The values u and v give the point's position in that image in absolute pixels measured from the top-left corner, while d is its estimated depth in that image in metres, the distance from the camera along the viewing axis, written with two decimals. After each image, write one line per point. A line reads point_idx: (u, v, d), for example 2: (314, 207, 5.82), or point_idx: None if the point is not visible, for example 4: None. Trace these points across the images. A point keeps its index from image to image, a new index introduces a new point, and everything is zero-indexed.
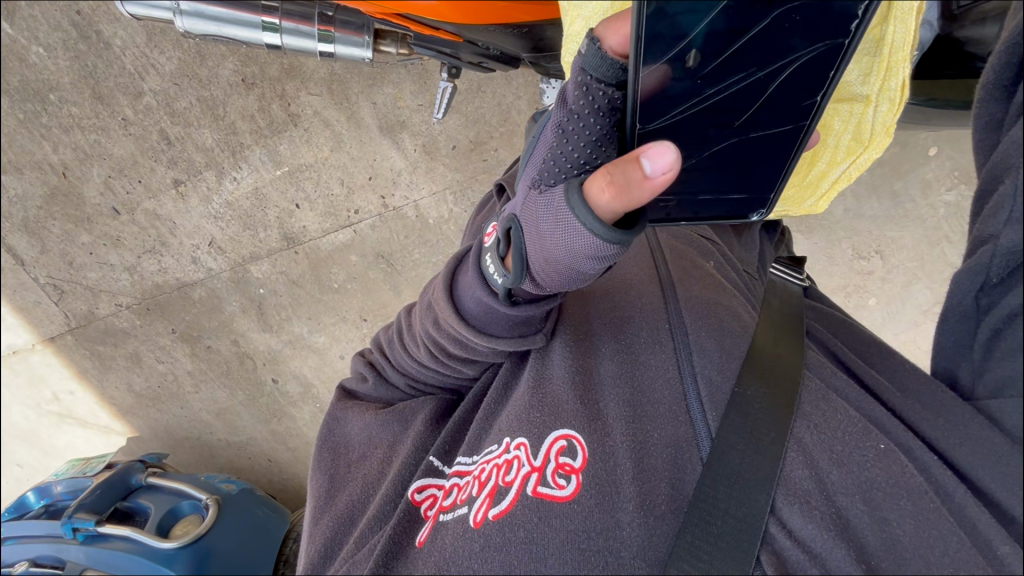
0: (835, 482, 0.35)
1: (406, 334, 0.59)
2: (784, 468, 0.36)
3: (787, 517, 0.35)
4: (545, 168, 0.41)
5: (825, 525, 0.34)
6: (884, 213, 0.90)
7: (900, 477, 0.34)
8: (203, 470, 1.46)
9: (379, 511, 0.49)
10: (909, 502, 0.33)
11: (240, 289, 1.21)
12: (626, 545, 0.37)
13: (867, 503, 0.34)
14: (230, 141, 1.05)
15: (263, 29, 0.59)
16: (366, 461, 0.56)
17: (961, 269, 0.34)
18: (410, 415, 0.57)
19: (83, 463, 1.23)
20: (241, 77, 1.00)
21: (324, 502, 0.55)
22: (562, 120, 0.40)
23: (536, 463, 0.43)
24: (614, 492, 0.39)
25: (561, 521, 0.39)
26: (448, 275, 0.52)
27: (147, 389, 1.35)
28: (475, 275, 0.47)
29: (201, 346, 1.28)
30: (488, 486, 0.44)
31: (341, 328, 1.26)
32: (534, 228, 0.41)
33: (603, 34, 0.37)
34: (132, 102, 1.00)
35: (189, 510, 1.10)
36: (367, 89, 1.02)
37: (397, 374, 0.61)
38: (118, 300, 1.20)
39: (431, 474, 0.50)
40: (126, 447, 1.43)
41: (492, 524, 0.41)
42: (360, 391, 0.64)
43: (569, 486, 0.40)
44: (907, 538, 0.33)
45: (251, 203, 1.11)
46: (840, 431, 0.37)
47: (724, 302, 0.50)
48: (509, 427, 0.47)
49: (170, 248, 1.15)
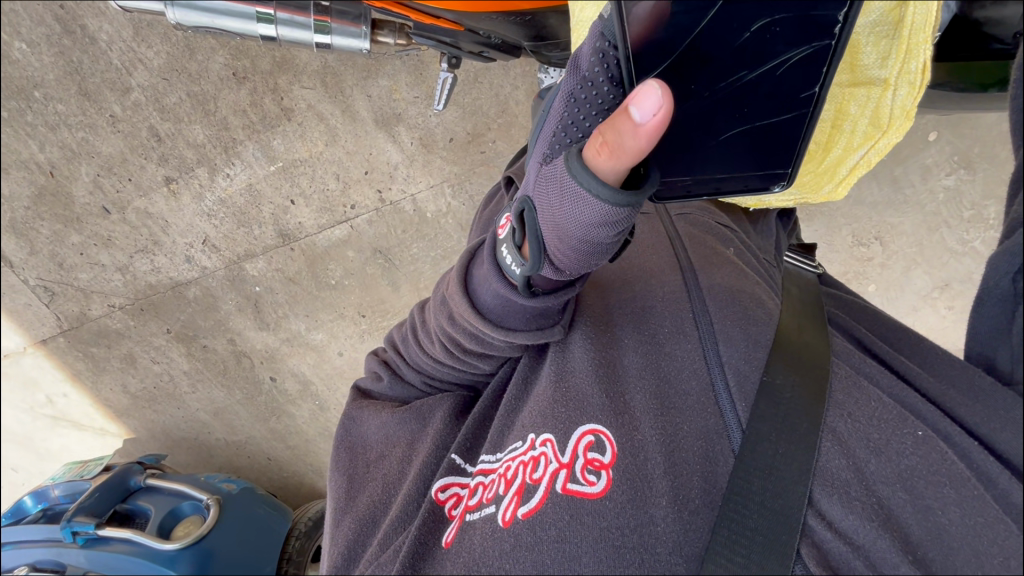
0: (874, 472, 0.35)
1: (420, 331, 0.58)
2: (820, 459, 0.36)
3: (827, 509, 0.35)
4: (555, 140, 0.41)
5: (867, 515, 0.34)
6: (885, 199, 0.90)
7: (940, 465, 0.34)
8: (202, 470, 1.45)
9: (402, 512, 0.49)
10: (952, 491, 0.33)
11: (236, 287, 1.20)
12: (662, 541, 0.36)
13: (909, 492, 0.34)
14: (222, 137, 1.03)
15: (258, 21, 0.58)
16: (385, 460, 0.56)
17: (998, 250, 0.34)
18: (428, 412, 0.57)
19: (80, 466, 1.20)
20: (232, 70, 0.98)
21: (345, 504, 0.54)
22: (574, 88, 0.40)
23: (564, 460, 0.42)
24: (646, 487, 0.39)
25: (594, 518, 0.39)
26: (461, 267, 0.51)
27: (142, 390, 1.34)
28: (491, 265, 0.46)
29: (197, 345, 1.27)
30: (516, 484, 0.43)
31: (339, 325, 1.25)
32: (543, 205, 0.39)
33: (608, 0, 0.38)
34: (120, 99, 0.98)
35: (189, 511, 1.10)
36: (362, 81, 1.00)
37: (414, 373, 0.60)
38: (110, 300, 1.18)
39: (454, 472, 0.50)
40: (123, 449, 1.42)
41: (522, 522, 0.41)
42: (374, 391, 0.64)
43: (600, 482, 0.40)
44: (953, 526, 0.33)
45: (245, 200, 1.10)
46: (875, 419, 0.37)
47: (747, 289, 0.50)
48: (533, 424, 0.46)
49: (163, 247, 1.14)
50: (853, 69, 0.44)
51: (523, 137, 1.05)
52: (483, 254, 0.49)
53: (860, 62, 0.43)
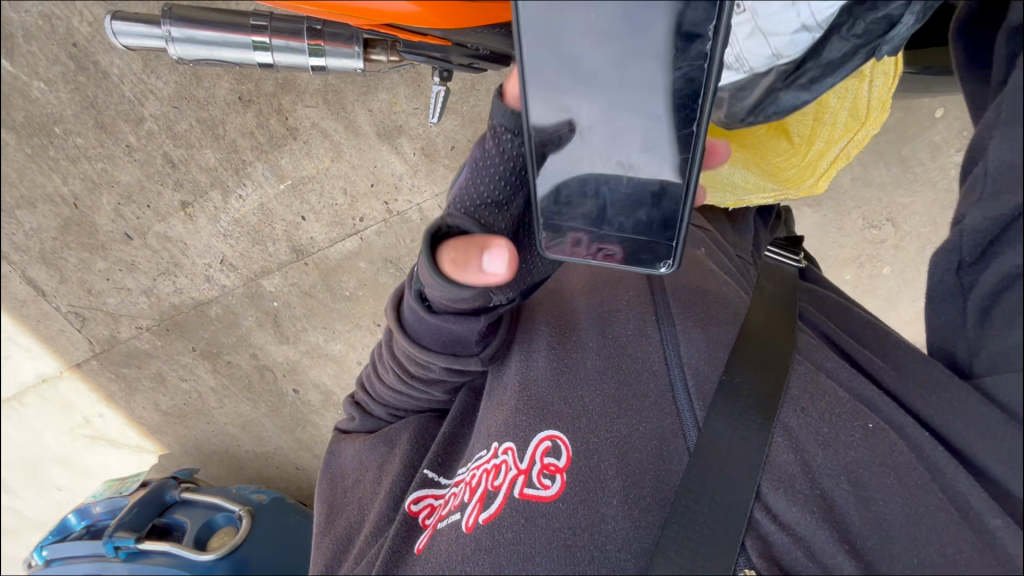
0: (821, 465, 0.39)
1: (377, 363, 0.63)
2: (772, 454, 0.40)
3: (773, 502, 0.39)
4: (457, 197, 0.51)
5: (808, 508, 0.38)
6: (894, 179, 0.89)
7: (886, 455, 0.39)
8: (234, 481, 1.50)
9: (375, 527, 0.54)
10: (895, 480, 0.38)
11: (254, 304, 1.23)
12: (612, 538, 0.40)
13: (853, 484, 0.38)
14: (232, 159, 1.06)
15: (254, 49, 0.60)
16: (360, 484, 0.61)
17: (943, 254, 0.40)
18: (395, 435, 0.61)
19: (119, 483, 1.25)
20: (237, 95, 1.00)
21: (327, 526, 0.60)
22: (477, 158, 0.51)
23: (522, 466, 0.46)
24: (600, 488, 0.42)
25: (547, 520, 0.42)
26: (393, 298, 0.57)
27: (173, 407, 1.38)
28: (408, 288, 0.55)
29: (221, 361, 1.31)
30: (478, 492, 0.47)
31: (356, 335, 1.28)
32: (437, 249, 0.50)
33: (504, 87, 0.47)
34: (135, 129, 1.02)
35: (223, 523, 1.13)
36: (362, 96, 1.02)
37: (379, 407, 0.65)
38: (138, 322, 1.23)
39: (428, 485, 0.54)
40: (158, 465, 1.47)
41: (483, 527, 0.44)
42: (350, 429, 0.68)
43: (554, 485, 0.44)
44: (892, 515, 0.37)
45: (258, 219, 1.13)
46: (826, 416, 0.41)
47: (715, 292, 0.53)
48: (498, 433, 0.50)
49: (183, 268, 1.17)
50: None
51: None
52: (408, 284, 0.55)
53: None
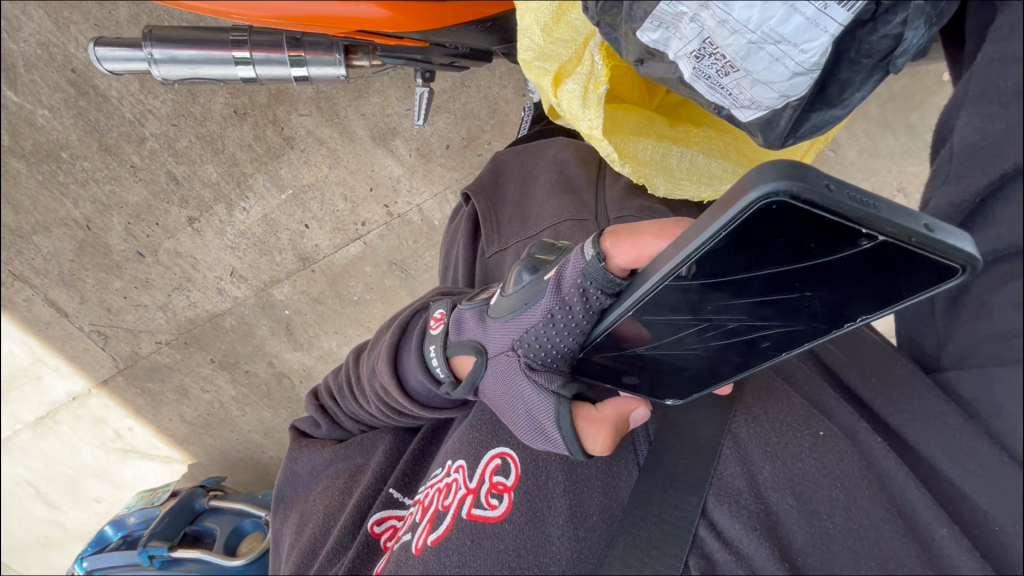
0: (767, 479, 0.45)
1: (355, 391, 0.72)
2: (720, 469, 0.46)
3: (717, 518, 0.44)
4: (529, 340, 0.49)
5: (751, 524, 0.43)
6: (902, 148, 0.85)
7: (832, 468, 0.43)
8: (261, 486, 1.53)
9: (340, 542, 0.63)
10: (840, 493, 0.42)
11: (267, 313, 1.25)
12: (555, 558, 0.47)
13: (796, 498, 0.43)
14: (233, 173, 1.07)
15: (236, 65, 0.60)
16: (327, 494, 0.70)
17: None
18: (370, 446, 0.73)
19: (151, 494, 1.28)
20: (233, 108, 1.01)
21: (296, 539, 0.69)
22: (553, 308, 0.46)
23: (471, 486, 0.55)
24: (547, 507, 0.50)
25: (494, 537, 0.50)
26: (392, 353, 0.64)
27: (197, 418, 1.41)
28: (419, 361, 0.60)
29: (239, 371, 1.33)
30: (430, 512, 0.56)
31: (367, 338, 1.29)
32: (497, 380, 0.52)
33: (611, 250, 0.42)
34: (137, 149, 1.03)
35: (251, 528, 1.17)
36: (354, 101, 1.02)
37: (350, 421, 0.76)
38: (157, 337, 1.25)
39: (391, 505, 0.64)
40: (188, 474, 1.50)
41: (432, 545, 0.53)
42: (315, 434, 0.78)
43: (500, 506, 0.52)
44: (835, 530, 0.41)
45: (263, 230, 1.14)
46: (782, 426, 0.46)
47: None
48: (453, 452, 0.60)
49: (196, 283, 1.19)
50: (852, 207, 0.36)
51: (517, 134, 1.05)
52: (413, 346, 0.62)
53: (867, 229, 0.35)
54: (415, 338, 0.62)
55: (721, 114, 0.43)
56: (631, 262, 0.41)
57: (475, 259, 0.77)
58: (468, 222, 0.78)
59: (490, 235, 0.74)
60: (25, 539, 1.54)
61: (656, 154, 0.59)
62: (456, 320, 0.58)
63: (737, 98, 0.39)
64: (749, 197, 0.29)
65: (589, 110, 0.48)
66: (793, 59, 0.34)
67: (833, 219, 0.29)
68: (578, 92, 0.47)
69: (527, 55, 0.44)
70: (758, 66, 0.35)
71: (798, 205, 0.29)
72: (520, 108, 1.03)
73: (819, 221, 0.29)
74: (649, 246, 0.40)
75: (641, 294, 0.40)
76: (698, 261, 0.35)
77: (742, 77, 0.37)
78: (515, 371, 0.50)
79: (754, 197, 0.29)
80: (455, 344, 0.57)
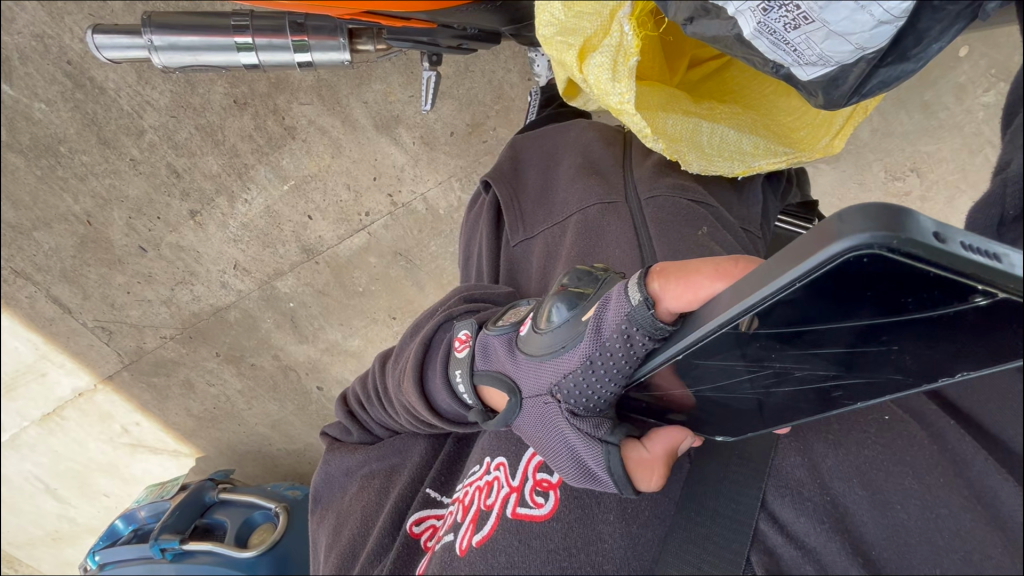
0: (832, 468, 0.42)
1: (383, 399, 0.71)
2: (780, 462, 0.45)
3: (779, 513, 0.43)
4: (566, 385, 0.46)
5: (819, 517, 0.41)
6: (916, 127, 0.84)
7: (903, 454, 0.39)
8: (270, 479, 1.53)
9: (380, 543, 0.64)
10: (912, 479, 0.38)
11: (272, 306, 1.24)
12: (609, 557, 0.47)
13: (865, 487, 0.40)
14: (234, 164, 1.06)
15: (239, 50, 0.58)
16: (364, 493, 0.70)
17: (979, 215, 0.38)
18: (403, 448, 0.72)
19: (161, 487, 1.28)
20: (232, 98, 1.00)
21: (333, 540, 0.69)
22: (592, 354, 0.43)
23: (515, 484, 0.56)
24: (595, 504, 0.51)
25: (542, 535, 0.51)
26: (417, 371, 0.63)
27: (204, 412, 1.40)
28: (448, 384, 0.59)
29: (245, 364, 1.33)
30: (472, 512, 0.57)
31: (372, 329, 1.28)
32: (537, 424, 0.49)
33: (661, 294, 0.38)
34: (137, 142, 1.02)
35: (261, 520, 1.16)
36: (356, 89, 1.00)
37: (379, 427, 0.74)
38: (162, 332, 1.25)
39: (429, 505, 0.65)
40: (196, 468, 1.50)
41: (476, 548, 0.53)
42: (345, 438, 0.78)
43: (546, 504, 0.52)
44: (911, 520, 0.37)
45: (266, 222, 1.13)
46: (842, 415, 0.44)
47: None
48: (494, 449, 0.61)
49: (199, 276, 1.18)
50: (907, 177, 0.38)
51: (523, 121, 1.04)
52: (439, 367, 0.61)
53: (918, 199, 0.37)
54: (443, 360, 0.61)
55: (779, 74, 0.43)
56: (681, 307, 0.38)
57: (500, 247, 0.76)
58: (490, 212, 0.76)
59: (514, 223, 0.73)
60: (36, 535, 1.55)
61: (684, 129, 0.59)
62: (484, 348, 0.56)
63: (803, 54, 0.39)
64: (836, 248, 0.26)
65: (619, 83, 0.46)
66: (880, 7, 0.34)
67: (940, 274, 0.26)
68: (606, 65, 0.46)
69: (546, 30, 0.45)
70: (838, 15, 0.36)
71: (894, 259, 0.26)
72: (525, 92, 1.02)
73: (921, 277, 0.26)
74: (700, 288, 0.36)
75: (694, 342, 0.37)
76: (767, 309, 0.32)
77: (816, 29, 0.37)
78: (554, 414, 0.47)
79: (841, 249, 0.26)
80: (490, 375, 0.55)
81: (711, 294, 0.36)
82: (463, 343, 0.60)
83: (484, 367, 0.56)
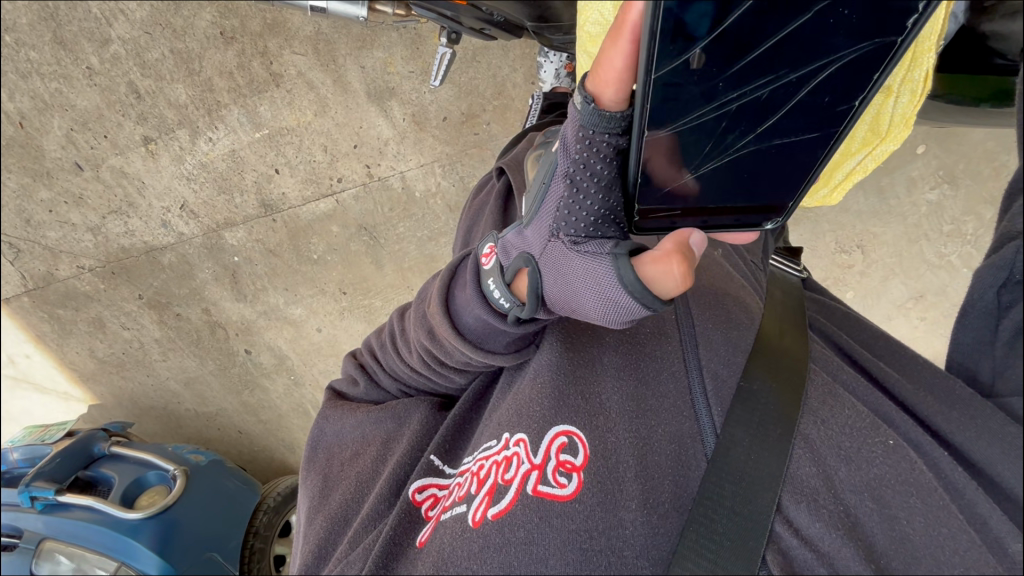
0: (843, 480, 0.35)
1: (399, 340, 0.59)
2: (791, 465, 0.36)
3: (794, 516, 0.34)
4: (559, 216, 0.42)
5: (834, 524, 0.33)
6: (870, 209, 0.93)
7: (908, 475, 0.34)
8: (170, 439, 1.42)
9: (373, 511, 0.50)
10: (918, 501, 0.33)
11: (213, 257, 1.16)
12: (630, 544, 0.36)
13: (875, 501, 0.34)
14: (206, 99, 0.99)
15: None
16: (360, 458, 0.57)
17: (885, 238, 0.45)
18: (404, 413, 0.58)
19: (41, 430, 1.10)
20: (219, 30, 0.94)
21: (319, 502, 0.56)
22: (570, 171, 0.41)
23: (536, 461, 0.42)
24: (617, 491, 0.38)
25: (562, 521, 0.38)
26: (443, 288, 0.52)
27: (110, 355, 1.28)
28: (475, 294, 0.47)
29: (169, 313, 1.23)
30: (487, 484, 0.43)
31: (319, 300, 1.23)
32: (560, 281, 0.42)
33: (596, 90, 0.37)
34: (98, 50, 0.92)
35: (154, 481, 1.05)
36: (356, 52, 0.97)
37: (389, 379, 0.62)
38: (80, 262, 1.11)
39: (432, 474, 0.50)
40: (87, 416, 1.36)
41: (492, 523, 0.40)
42: (351, 393, 0.65)
43: (570, 484, 0.39)
44: (918, 536, 0.32)
45: (227, 166, 1.06)
46: (849, 427, 0.36)
47: (732, 294, 0.50)
48: (509, 422, 0.46)
49: (138, 210, 1.08)
50: (877, 116, 0.48)
51: (519, 122, 1.04)
52: (467, 279, 0.50)
53: (885, 111, 0.47)
54: (468, 272, 0.50)
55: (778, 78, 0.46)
56: (620, 91, 0.36)
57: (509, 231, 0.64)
58: (498, 196, 0.68)
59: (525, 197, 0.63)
60: None
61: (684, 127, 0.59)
62: (497, 245, 0.48)
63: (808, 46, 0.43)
64: None
65: None
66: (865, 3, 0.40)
67: None
68: None
69: (592, 28, 0.45)
70: None
71: None
72: (526, 96, 1.02)
73: None
74: (613, 59, 0.34)
75: (641, 101, 0.34)
76: (671, 15, 0.31)
77: None
78: (560, 256, 0.42)
79: None
80: (505, 266, 0.46)
81: (627, 55, 0.33)
82: (486, 259, 0.49)
83: (500, 262, 0.47)
